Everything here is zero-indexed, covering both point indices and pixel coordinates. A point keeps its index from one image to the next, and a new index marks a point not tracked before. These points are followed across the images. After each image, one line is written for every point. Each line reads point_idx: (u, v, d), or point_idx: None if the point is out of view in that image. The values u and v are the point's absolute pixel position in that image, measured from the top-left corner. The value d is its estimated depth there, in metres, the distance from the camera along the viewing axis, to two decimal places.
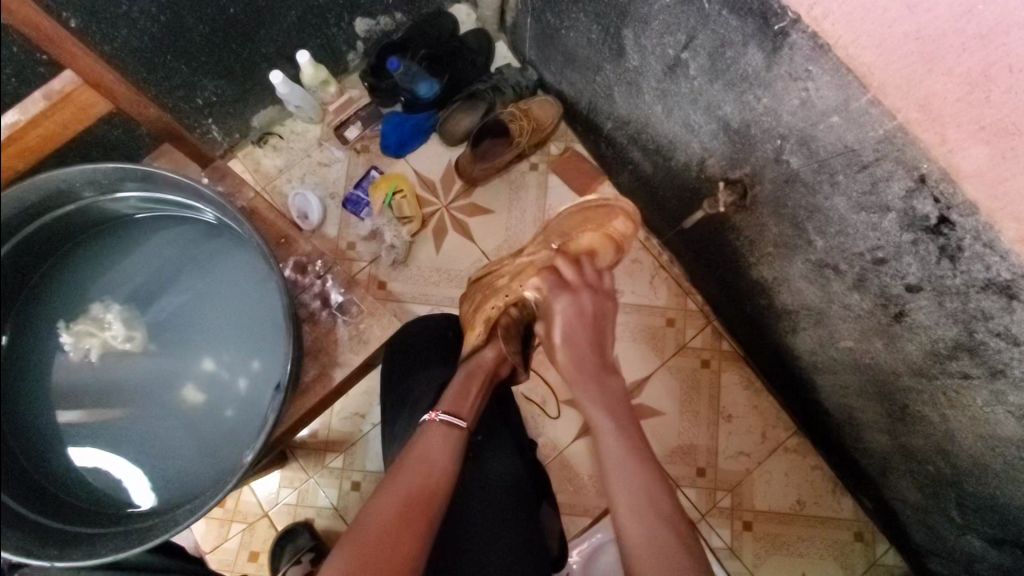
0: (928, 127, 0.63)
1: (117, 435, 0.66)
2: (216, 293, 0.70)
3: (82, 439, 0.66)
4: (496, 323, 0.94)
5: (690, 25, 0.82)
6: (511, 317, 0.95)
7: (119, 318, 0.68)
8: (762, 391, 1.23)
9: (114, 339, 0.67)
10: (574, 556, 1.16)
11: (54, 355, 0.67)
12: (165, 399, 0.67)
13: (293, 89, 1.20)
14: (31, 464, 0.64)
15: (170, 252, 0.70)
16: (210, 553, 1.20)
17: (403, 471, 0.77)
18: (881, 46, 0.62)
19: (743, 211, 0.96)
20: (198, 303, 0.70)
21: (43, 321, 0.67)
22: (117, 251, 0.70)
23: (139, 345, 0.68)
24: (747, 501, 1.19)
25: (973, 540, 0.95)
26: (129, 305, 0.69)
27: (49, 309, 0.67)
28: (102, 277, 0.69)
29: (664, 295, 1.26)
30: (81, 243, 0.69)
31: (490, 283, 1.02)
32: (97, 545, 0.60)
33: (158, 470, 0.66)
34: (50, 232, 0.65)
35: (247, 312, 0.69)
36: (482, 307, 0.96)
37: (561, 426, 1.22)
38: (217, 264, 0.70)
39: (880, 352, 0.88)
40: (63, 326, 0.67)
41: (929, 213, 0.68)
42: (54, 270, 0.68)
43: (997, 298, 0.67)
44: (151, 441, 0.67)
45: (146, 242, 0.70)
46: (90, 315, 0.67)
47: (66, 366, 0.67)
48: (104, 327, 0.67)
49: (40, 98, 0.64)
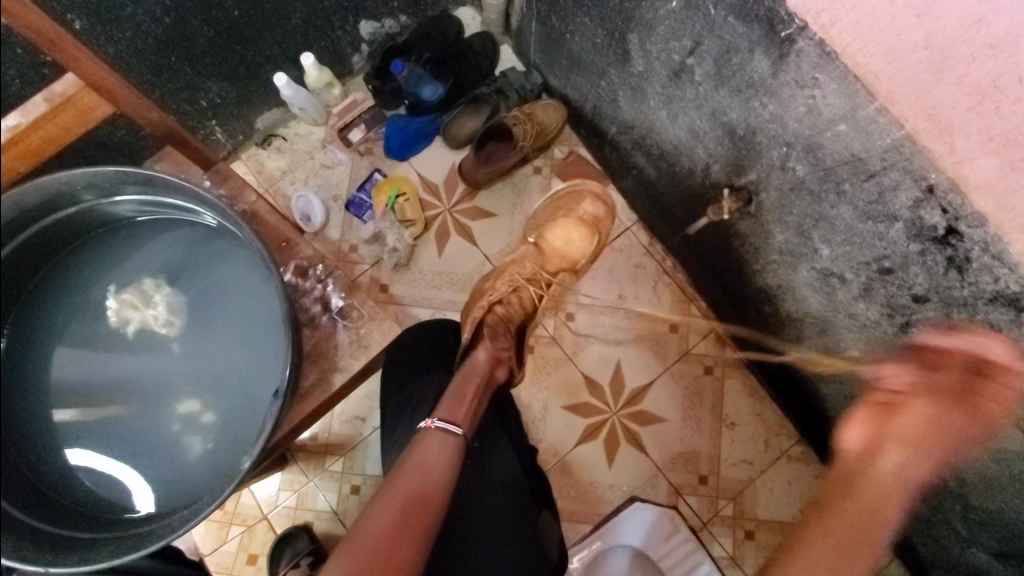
0: (937, 137, 0.62)
1: (137, 423, 0.66)
2: (237, 297, 0.69)
3: (108, 420, 0.66)
4: (482, 323, 0.98)
5: (696, 31, 0.81)
6: (496, 315, 1.01)
7: (164, 298, 0.68)
8: (766, 398, 1.22)
9: (154, 319, 0.68)
10: (574, 563, 1.15)
11: (89, 327, 0.67)
12: (188, 390, 0.67)
13: (297, 91, 1.20)
14: (39, 456, 0.64)
15: (199, 246, 0.70)
16: (208, 555, 1.20)
17: (400, 479, 0.77)
18: (888, 55, 0.61)
19: (749, 219, 0.95)
20: (221, 297, 0.69)
21: (82, 291, 0.68)
22: (148, 237, 0.70)
23: (175, 331, 0.68)
24: (749, 510, 1.18)
25: (978, 553, 0.93)
26: (169, 288, 0.69)
27: (74, 289, 0.68)
28: (138, 259, 0.69)
29: (667, 301, 1.26)
30: (105, 230, 0.69)
31: (479, 289, 1.09)
32: (91, 551, 0.59)
33: (169, 465, 0.66)
34: (81, 220, 0.66)
35: (263, 315, 0.68)
36: (471, 312, 1.02)
37: (562, 431, 1.21)
38: (229, 263, 0.70)
39: (886, 362, 0.87)
40: (110, 293, 0.68)
41: (937, 224, 0.67)
42: (84, 250, 0.69)
43: (1006, 311, 0.66)
44: (169, 435, 0.66)
45: (177, 231, 0.70)
46: (139, 288, 0.68)
47: (100, 343, 0.67)
48: (148, 302, 0.68)
49: (41, 101, 0.64)
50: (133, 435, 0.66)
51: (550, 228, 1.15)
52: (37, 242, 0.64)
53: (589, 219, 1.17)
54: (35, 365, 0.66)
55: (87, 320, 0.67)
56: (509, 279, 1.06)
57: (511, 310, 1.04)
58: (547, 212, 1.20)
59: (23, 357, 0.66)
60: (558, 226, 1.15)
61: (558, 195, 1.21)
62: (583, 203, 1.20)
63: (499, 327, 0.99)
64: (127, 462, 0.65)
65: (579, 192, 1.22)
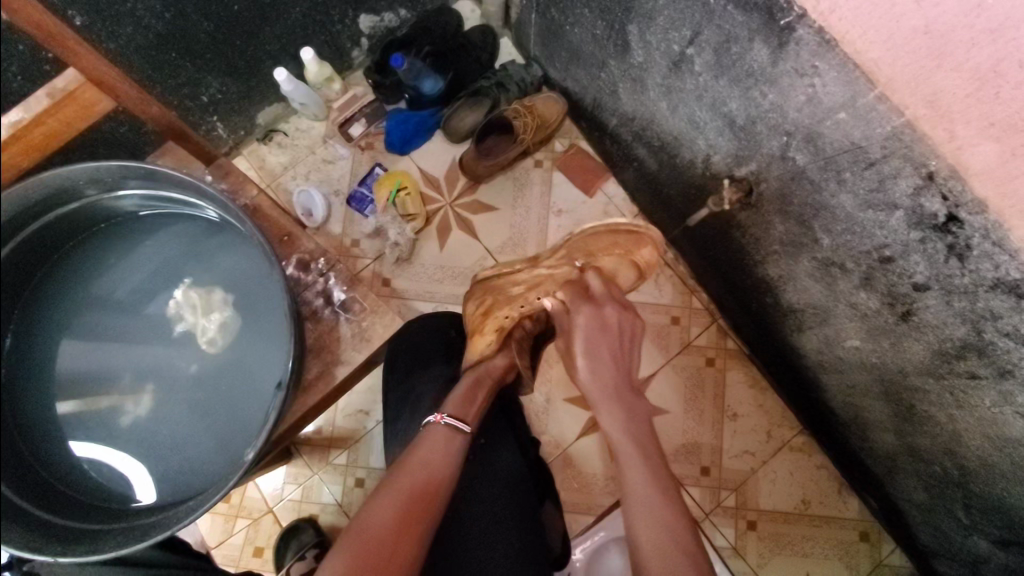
0: (937, 123, 0.62)
1: (159, 420, 0.67)
2: (267, 316, 0.68)
3: (133, 417, 0.67)
4: (509, 333, 0.94)
5: (695, 20, 0.81)
6: (523, 328, 0.97)
7: (220, 316, 0.68)
8: (767, 389, 1.23)
9: (202, 329, 0.68)
10: (577, 554, 1.17)
11: (118, 319, 0.68)
12: (213, 394, 0.68)
13: (297, 87, 1.20)
14: (44, 438, 0.64)
15: (227, 255, 0.70)
16: (215, 548, 1.21)
17: (403, 472, 0.77)
18: (888, 42, 0.61)
19: (749, 209, 0.95)
20: (254, 311, 0.69)
21: (108, 280, 0.68)
22: (176, 232, 0.70)
23: (216, 348, 0.68)
24: (752, 500, 1.18)
25: (980, 541, 0.94)
26: (230, 310, 0.69)
27: (98, 277, 0.68)
28: (176, 259, 0.70)
29: (670, 293, 1.25)
30: (130, 218, 0.69)
31: (503, 288, 0.98)
32: (99, 542, 0.60)
33: (183, 461, 0.67)
34: (102, 212, 0.67)
35: (280, 325, 0.67)
36: (494, 313, 0.95)
37: (564, 424, 1.22)
38: (248, 270, 0.69)
39: (887, 352, 0.88)
40: (180, 287, 0.69)
41: (937, 211, 0.67)
42: (113, 237, 0.69)
43: (1006, 298, 0.65)
44: (184, 434, 0.67)
45: (209, 237, 0.70)
46: (200, 294, 0.69)
47: (125, 339, 0.68)
48: (206, 313, 0.68)
49: (44, 96, 0.64)
50: (152, 429, 0.67)
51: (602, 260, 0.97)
52: (61, 225, 0.65)
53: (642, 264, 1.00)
54: (36, 356, 0.66)
55: (114, 312, 0.68)
56: (546, 293, 0.95)
57: (536, 323, 0.98)
58: (602, 242, 0.98)
59: (24, 348, 0.65)
60: (609, 261, 0.98)
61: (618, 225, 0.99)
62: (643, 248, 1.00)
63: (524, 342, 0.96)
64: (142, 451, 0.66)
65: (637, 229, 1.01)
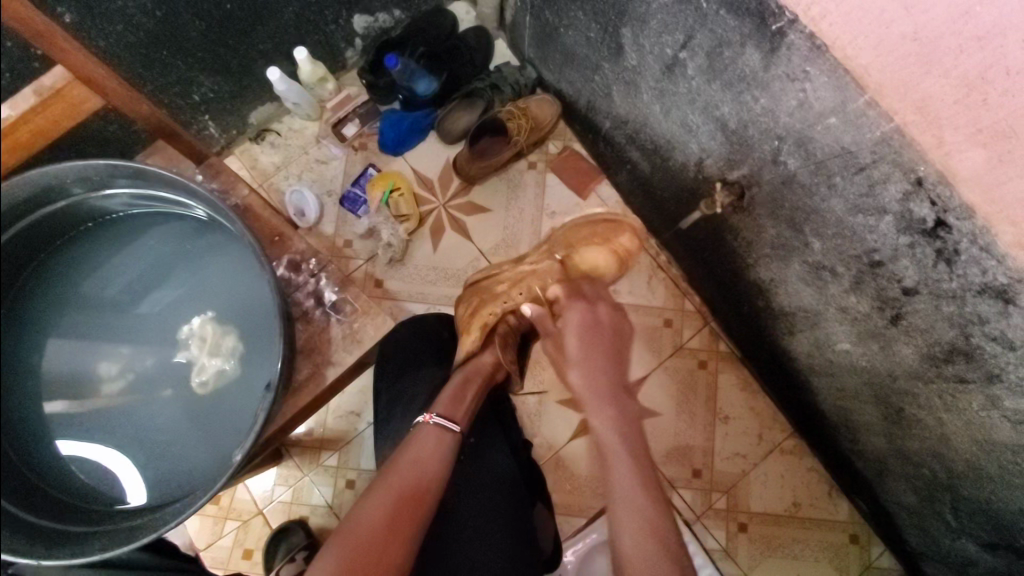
0: (925, 129, 0.62)
1: (143, 430, 0.66)
2: (262, 356, 0.67)
3: (118, 424, 0.66)
4: (494, 330, 0.96)
5: (688, 25, 0.81)
6: (507, 325, 0.97)
7: (217, 365, 0.67)
8: (758, 392, 1.23)
9: (201, 367, 0.67)
10: (568, 556, 1.16)
11: (105, 325, 0.67)
12: (199, 411, 0.67)
13: (290, 86, 1.19)
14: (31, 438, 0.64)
15: (219, 267, 0.69)
16: (204, 550, 1.20)
17: (395, 471, 0.77)
18: (878, 47, 0.62)
19: (741, 212, 0.96)
20: (250, 338, 0.68)
21: (94, 282, 0.68)
22: (165, 234, 0.69)
23: (208, 389, 0.67)
24: (743, 502, 1.19)
25: (967, 544, 0.94)
26: (233, 361, 0.67)
27: (86, 279, 0.68)
28: (168, 268, 0.69)
29: (662, 295, 1.26)
30: (123, 217, 0.69)
31: (489, 288, 1.02)
32: (83, 545, 0.59)
33: (167, 469, 0.66)
34: (88, 212, 0.66)
35: (276, 344, 0.66)
36: (478, 313, 0.97)
37: (557, 426, 1.22)
38: (241, 282, 0.69)
39: (877, 355, 0.88)
40: (199, 317, 0.69)
41: (926, 216, 0.67)
42: (99, 236, 0.69)
43: (993, 303, 0.66)
44: (171, 443, 0.66)
45: (201, 247, 0.69)
46: (200, 333, 0.68)
47: (111, 344, 0.67)
48: (211, 353, 0.67)
49: (30, 94, 0.63)
50: (137, 435, 0.66)
51: (582, 250, 1.02)
52: (48, 224, 0.64)
53: (623, 252, 1.04)
54: (24, 354, 0.66)
55: (101, 318, 0.67)
56: (529, 288, 0.98)
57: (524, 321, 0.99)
58: (581, 232, 1.06)
59: (13, 346, 0.65)
60: (589, 248, 1.02)
61: (596, 219, 1.08)
62: (621, 236, 1.06)
63: (509, 337, 0.97)
64: (136, 452, 0.65)
65: (615, 222, 1.07)
